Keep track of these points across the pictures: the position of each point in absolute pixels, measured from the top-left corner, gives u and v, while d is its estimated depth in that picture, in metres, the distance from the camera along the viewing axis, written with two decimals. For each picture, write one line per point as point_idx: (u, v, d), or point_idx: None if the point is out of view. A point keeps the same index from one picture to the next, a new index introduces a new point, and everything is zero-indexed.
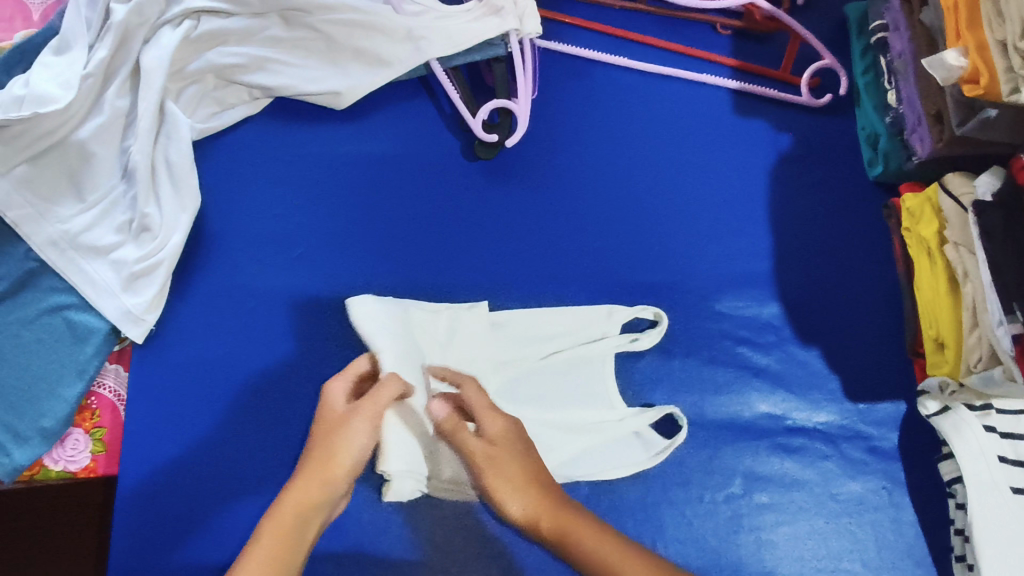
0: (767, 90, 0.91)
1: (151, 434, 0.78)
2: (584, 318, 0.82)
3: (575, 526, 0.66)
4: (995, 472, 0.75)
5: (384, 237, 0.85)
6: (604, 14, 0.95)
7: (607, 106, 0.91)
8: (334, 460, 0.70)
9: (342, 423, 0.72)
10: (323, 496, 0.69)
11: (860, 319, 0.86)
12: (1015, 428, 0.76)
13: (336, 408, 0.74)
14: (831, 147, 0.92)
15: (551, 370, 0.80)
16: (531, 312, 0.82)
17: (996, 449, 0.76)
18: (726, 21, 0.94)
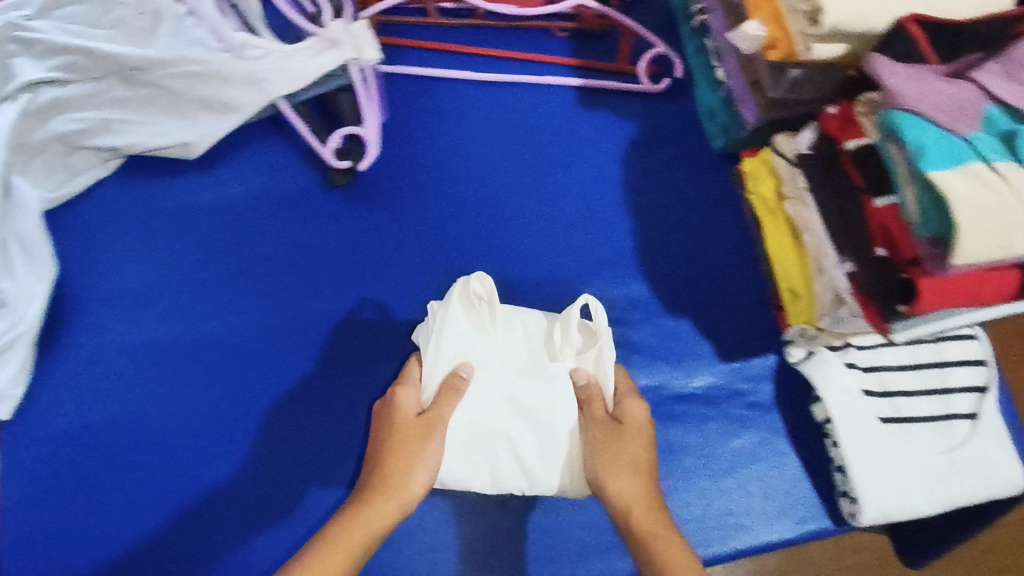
0: (607, 82, 0.96)
1: (31, 509, 0.77)
2: (527, 339, 0.81)
3: (653, 541, 0.69)
4: (862, 405, 0.80)
5: (256, 279, 0.86)
6: (445, 33, 0.98)
7: (458, 121, 0.94)
8: (428, 452, 0.73)
9: (427, 425, 0.74)
10: (377, 532, 0.68)
11: (723, 283, 0.89)
12: (874, 361, 0.82)
13: (408, 408, 0.75)
14: (675, 127, 0.97)
15: (517, 385, 0.79)
16: (479, 332, 0.79)
17: (861, 384, 0.81)
18: (562, 24, 0.98)
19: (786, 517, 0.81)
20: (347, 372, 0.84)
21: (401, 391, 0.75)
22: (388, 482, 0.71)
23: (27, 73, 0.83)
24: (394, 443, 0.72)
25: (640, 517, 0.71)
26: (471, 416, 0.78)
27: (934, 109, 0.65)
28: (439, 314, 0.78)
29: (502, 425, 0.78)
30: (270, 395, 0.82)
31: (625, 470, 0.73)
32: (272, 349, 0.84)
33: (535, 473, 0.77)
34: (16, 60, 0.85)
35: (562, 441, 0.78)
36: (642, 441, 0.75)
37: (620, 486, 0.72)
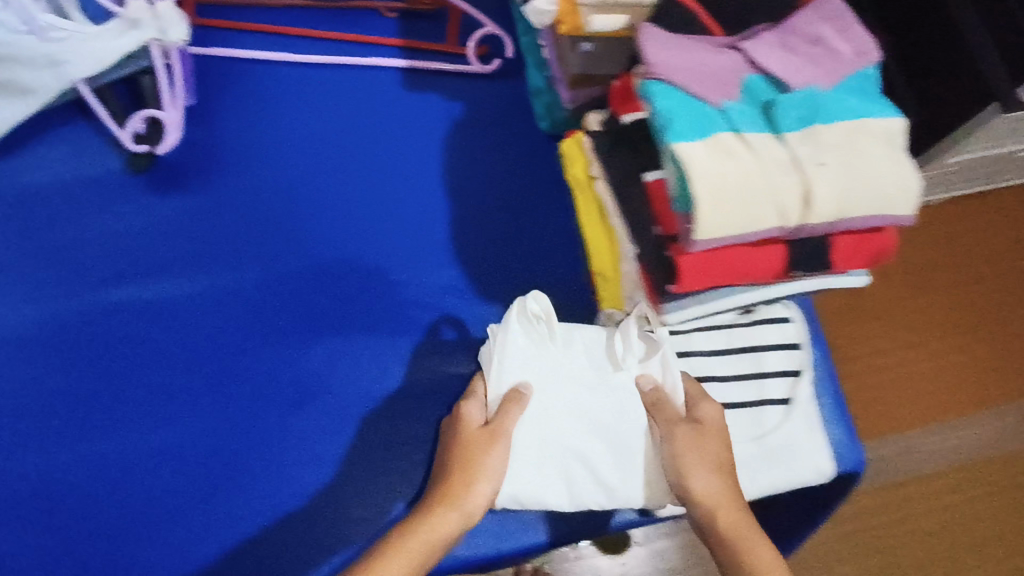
0: (433, 63, 0.93)
1: None
2: (583, 348, 0.76)
3: (755, 548, 0.66)
4: None
5: (48, 267, 0.83)
6: (268, 15, 0.94)
7: (275, 104, 0.91)
8: (471, 461, 0.68)
9: (493, 434, 0.70)
10: (431, 548, 0.64)
11: (538, 268, 0.87)
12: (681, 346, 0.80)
13: (471, 422, 0.72)
14: (503, 108, 0.94)
15: (563, 401, 0.74)
16: (544, 348, 0.75)
17: None
18: (389, 4, 0.95)
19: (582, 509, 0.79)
20: (138, 361, 0.80)
21: (464, 406, 0.73)
22: (449, 494, 0.67)
23: None
24: (459, 453, 0.69)
25: (722, 521, 0.67)
26: (527, 429, 0.72)
27: (690, 78, 0.63)
28: (501, 336, 0.74)
29: (559, 435, 0.73)
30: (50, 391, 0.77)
31: (705, 467, 0.69)
32: (57, 340, 0.80)
33: (652, 487, 0.73)
34: None
35: (638, 451, 0.73)
36: (722, 441, 0.71)
37: (706, 485, 0.68)
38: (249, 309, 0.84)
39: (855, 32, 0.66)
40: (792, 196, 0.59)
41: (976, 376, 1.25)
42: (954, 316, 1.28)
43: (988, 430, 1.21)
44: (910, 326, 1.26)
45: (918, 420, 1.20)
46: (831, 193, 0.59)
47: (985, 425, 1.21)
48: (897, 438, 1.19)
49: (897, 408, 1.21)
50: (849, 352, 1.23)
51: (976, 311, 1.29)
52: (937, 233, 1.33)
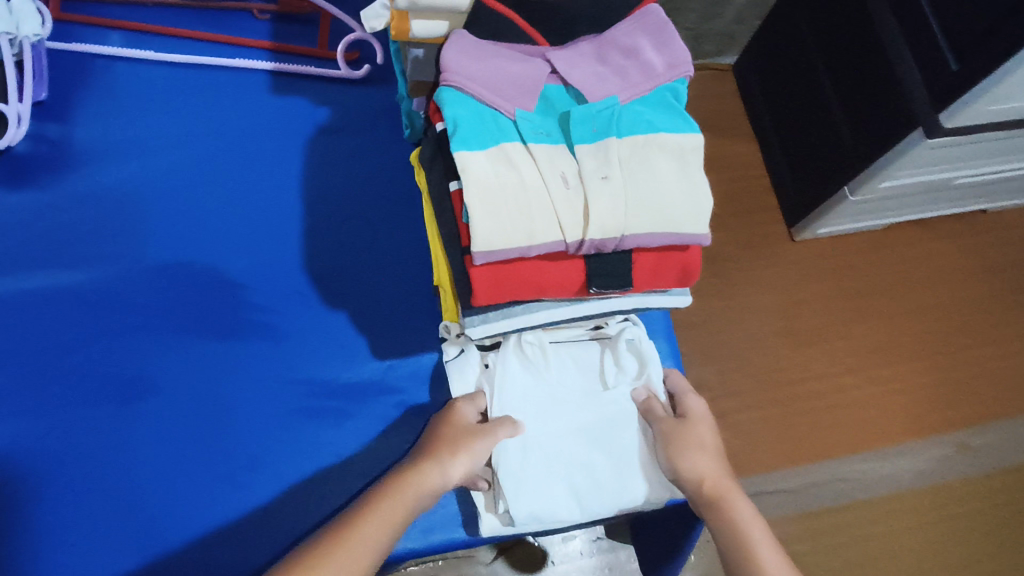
0: (299, 67, 0.92)
1: None
2: (583, 368, 0.76)
3: (738, 509, 0.64)
4: (514, 411, 0.73)
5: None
6: (137, 13, 0.94)
7: (134, 103, 0.90)
8: (455, 445, 0.67)
9: (475, 430, 0.69)
10: (411, 506, 0.64)
11: (391, 277, 0.85)
12: (531, 362, 0.75)
13: (464, 416, 0.71)
14: (370, 115, 0.93)
15: (567, 414, 0.73)
16: (530, 374, 0.75)
17: (514, 388, 0.73)
18: (261, 7, 0.94)
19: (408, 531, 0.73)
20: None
21: (459, 401, 0.72)
22: (435, 468, 0.66)
23: None
24: (439, 438, 0.69)
25: (705, 488, 0.66)
26: (537, 433, 0.72)
27: (485, 86, 0.60)
28: (498, 365, 0.74)
29: (571, 453, 0.72)
30: None
31: (695, 451, 0.68)
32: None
33: (656, 490, 0.71)
34: None
35: (637, 462, 0.72)
36: (707, 429, 0.71)
37: (699, 462, 0.68)
38: (83, 306, 0.80)
39: (672, 48, 0.64)
40: (572, 209, 0.56)
41: (919, 406, 1.19)
42: (896, 343, 1.22)
43: (930, 460, 1.17)
44: (852, 352, 1.21)
45: (852, 450, 1.15)
46: (611, 210, 0.56)
47: (926, 455, 1.17)
48: (828, 465, 1.14)
49: (839, 436, 1.16)
50: (781, 379, 1.18)
51: (928, 338, 1.23)
52: (883, 257, 1.27)
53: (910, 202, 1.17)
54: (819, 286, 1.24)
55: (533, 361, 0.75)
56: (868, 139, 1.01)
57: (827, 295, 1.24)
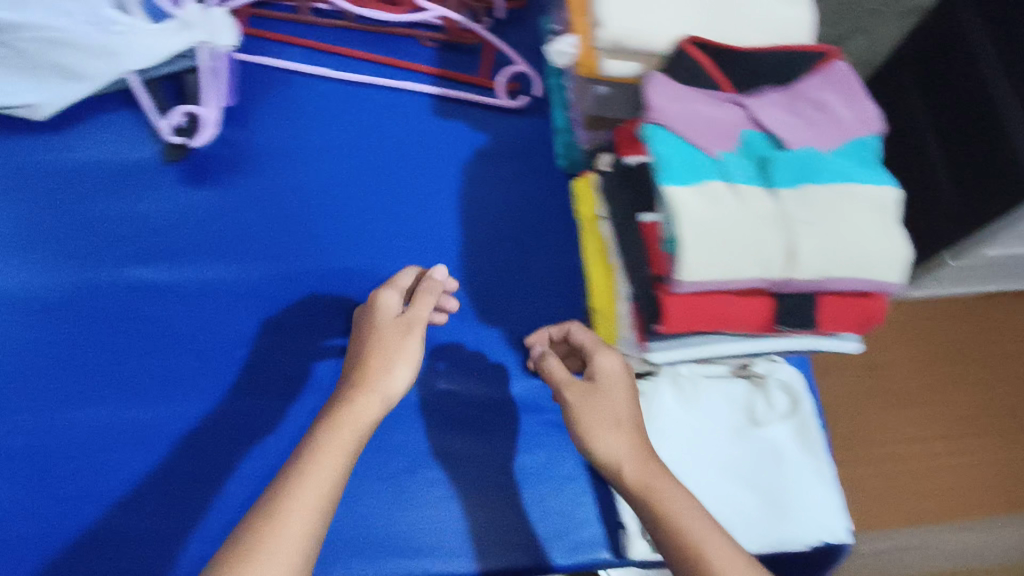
0: (463, 94, 0.97)
1: None
2: (733, 403, 0.78)
3: (666, 498, 0.62)
4: (670, 438, 0.75)
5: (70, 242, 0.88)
6: (314, 31, 1.00)
7: (306, 115, 0.95)
8: (394, 346, 0.69)
9: (405, 324, 0.72)
10: (359, 433, 0.64)
11: (543, 300, 0.88)
12: (684, 392, 0.77)
13: (385, 309, 0.74)
14: (526, 144, 0.97)
15: (719, 447, 0.75)
16: (684, 404, 0.77)
17: (669, 416, 0.76)
18: (429, 35, 1.00)
19: (553, 545, 0.77)
20: (46, 320, 0.84)
21: (381, 291, 0.74)
22: (382, 388, 0.67)
23: None
24: (374, 347, 0.70)
25: (631, 471, 0.64)
26: (693, 463, 0.74)
27: (687, 126, 0.64)
28: (654, 392, 0.76)
29: (723, 487, 0.74)
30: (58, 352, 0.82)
31: (608, 428, 0.66)
32: (63, 309, 0.84)
33: (807, 532, 0.72)
34: None
35: (789, 504, 0.73)
36: (621, 396, 0.68)
37: (608, 446, 0.65)
38: (254, 300, 0.86)
39: (862, 104, 0.67)
40: (773, 249, 0.59)
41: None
42: (997, 412, 1.21)
43: None
44: (954, 417, 1.20)
45: (958, 518, 1.13)
46: (817, 250, 0.59)
47: None
48: (933, 531, 1.12)
49: (943, 501, 1.14)
50: (886, 437, 1.17)
51: None
52: (985, 325, 1.28)
53: (1008, 267, 1.19)
54: (924, 348, 1.25)
55: (686, 390, 0.77)
56: (973, 208, 1.02)
57: (932, 358, 1.24)
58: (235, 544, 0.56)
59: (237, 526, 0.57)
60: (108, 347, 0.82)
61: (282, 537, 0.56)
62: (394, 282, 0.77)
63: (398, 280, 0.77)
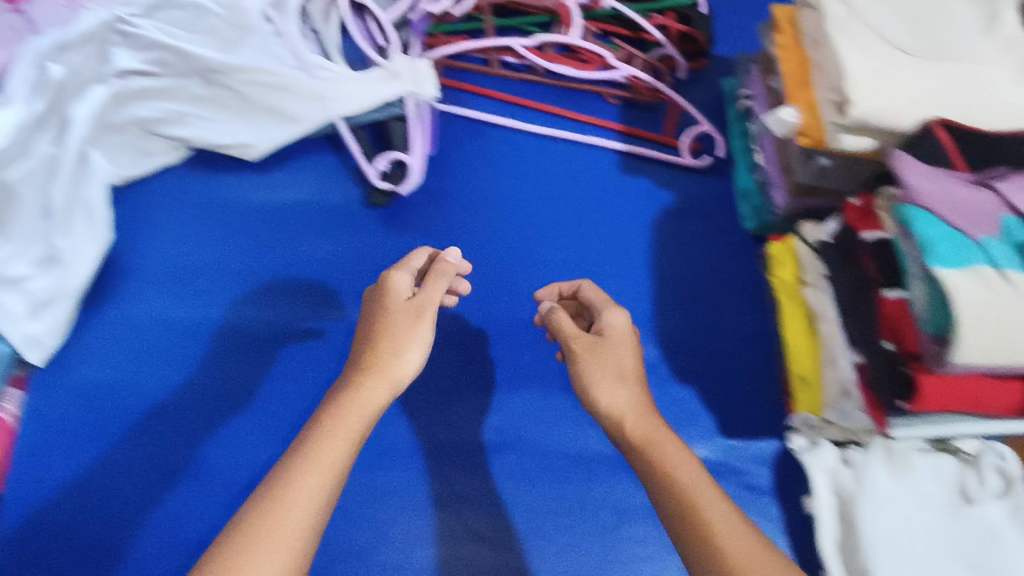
0: (650, 152, 1.00)
1: (57, 445, 0.83)
2: (945, 479, 0.79)
3: (673, 461, 0.61)
4: (880, 511, 0.77)
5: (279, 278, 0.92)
6: (505, 85, 1.04)
7: (498, 165, 0.99)
8: (409, 331, 0.69)
9: (419, 308, 0.71)
10: (363, 417, 0.64)
11: (737, 360, 0.90)
12: (895, 466, 0.79)
13: (399, 290, 0.72)
14: (710, 204, 1.00)
15: (931, 523, 0.76)
16: (894, 478, 0.78)
17: (880, 488, 0.78)
18: (614, 92, 1.04)
19: None
20: (235, 350, 0.88)
21: (393, 272, 0.73)
22: (388, 373, 0.67)
23: (124, 62, 0.93)
24: (381, 325, 0.69)
25: (637, 426, 0.65)
26: (904, 538, 0.76)
27: (950, 209, 0.65)
28: (861, 464, 0.79)
29: (936, 564, 0.74)
30: (272, 387, 0.86)
31: (613, 381, 0.67)
32: (275, 342, 0.89)
33: None
34: (116, 49, 0.94)
35: None
36: (625, 348, 0.70)
37: (610, 397, 0.67)
38: (454, 344, 0.89)
39: None
40: None
41: None
42: None
43: None
44: None
45: None
46: None
47: None
48: None
49: None
50: None
51: None
52: None
53: None
54: None
55: (895, 463, 0.79)
56: None
57: None
58: (223, 540, 0.54)
59: (235, 515, 0.56)
60: (235, 373, 0.87)
61: (278, 511, 0.55)
62: (408, 261, 0.76)
63: (411, 260, 0.76)
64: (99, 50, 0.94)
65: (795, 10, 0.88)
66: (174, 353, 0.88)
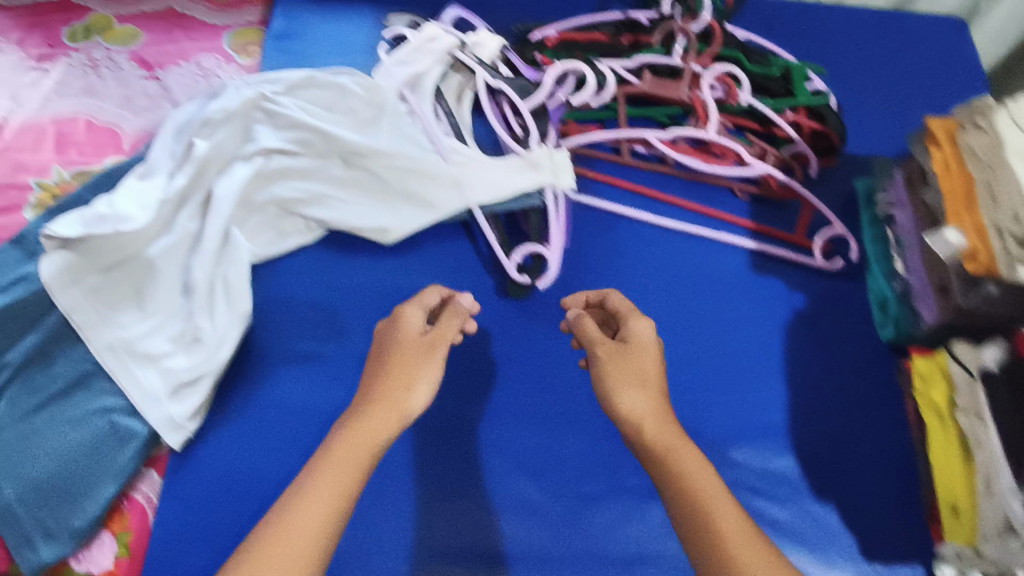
0: (782, 252, 0.98)
1: (191, 530, 0.83)
2: None
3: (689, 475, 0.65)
4: None
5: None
6: (634, 175, 1.04)
7: (628, 257, 0.98)
8: (416, 368, 0.74)
9: (429, 347, 0.76)
10: (374, 444, 0.69)
11: (878, 480, 0.87)
12: None
13: (412, 326, 0.78)
14: (845, 310, 0.98)
15: None
16: None
17: None
18: (745, 188, 1.02)
19: None
20: None
21: (406, 307, 0.79)
22: (400, 405, 0.71)
23: (267, 140, 0.94)
24: (394, 358, 0.75)
25: (650, 428, 0.68)
26: None
27: None
28: None
29: None
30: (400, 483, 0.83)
31: (630, 387, 0.70)
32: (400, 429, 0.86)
33: None
34: (258, 126, 0.96)
35: None
36: (648, 356, 0.72)
37: (629, 401, 0.69)
38: (588, 444, 0.87)
39: None
40: None
41: None
42: None
43: None
44: None
45: None
46: None
47: None
48: None
49: None
50: None
51: None
52: None
53: None
54: None
55: None
56: None
57: None
58: (245, 557, 0.61)
59: (248, 537, 0.63)
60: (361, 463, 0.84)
61: (285, 541, 0.61)
62: (422, 298, 0.83)
63: (427, 299, 0.83)
64: (243, 127, 0.96)
65: (955, 128, 0.88)
66: (309, 439, 0.88)
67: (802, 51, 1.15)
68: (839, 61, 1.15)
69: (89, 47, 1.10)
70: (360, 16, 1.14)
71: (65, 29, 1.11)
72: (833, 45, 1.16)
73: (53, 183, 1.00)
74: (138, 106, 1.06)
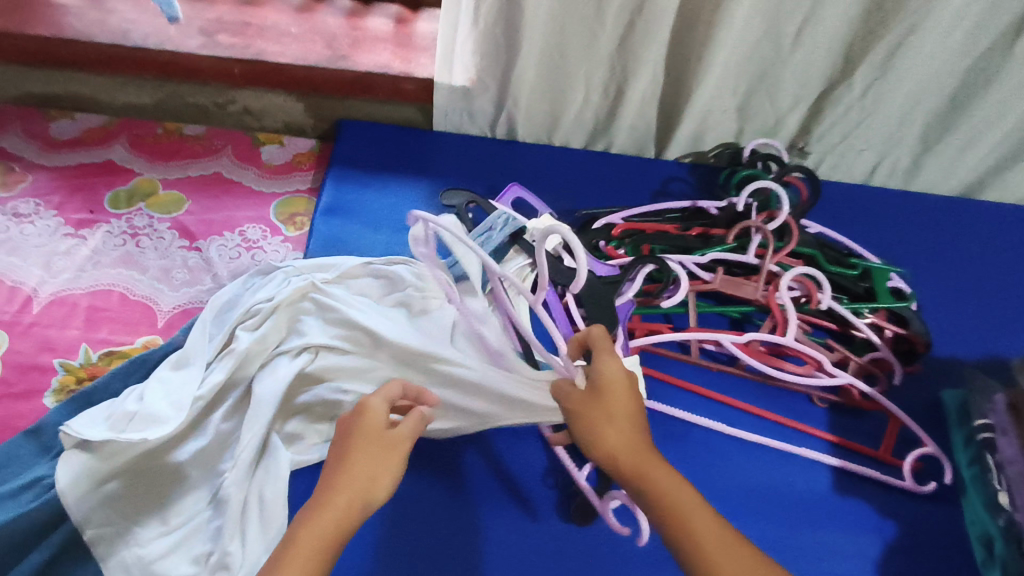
0: (870, 471, 0.90)
1: None
2: None
3: (674, 498, 0.67)
4: None
5: None
6: (704, 375, 0.97)
7: (702, 473, 0.89)
8: (377, 467, 0.70)
9: (392, 442, 0.72)
10: (353, 514, 0.67)
11: None
12: None
13: (378, 418, 0.73)
14: (938, 543, 0.88)
15: None
16: None
17: None
18: (824, 395, 0.95)
19: None
20: None
21: (370, 398, 0.73)
22: (365, 491, 0.69)
23: (314, 334, 0.88)
24: (355, 429, 0.72)
25: (625, 464, 0.70)
26: None
27: None
28: None
29: None
30: None
31: (610, 424, 0.72)
32: None
33: None
34: (306, 319, 0.90)
35: None
36: (622, 393, 0.73)
37: (606, 437, 0.71)
38: None
39: None
40: None
41: None
42: None
43: None
44: None
45: None
46: None
47: None
48: None
49: None
50: None
51: None
52: None
53: None
54: None
55: None
56: None
57: None
58: None
59: None
60: None
61: None
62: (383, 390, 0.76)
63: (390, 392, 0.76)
64: (289, 320, 0.90)
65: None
66: None
67: (870, 243, 1.10)
68: (911, 251, 1.09)
69: (131, 214, 1.06)
70: (413, 186, 1.09)
71: (107, 193, 1.07)
72: (908, 234, 1.11)
73: (78, 365, 0.92)
74: (177, 280, 1.01)
